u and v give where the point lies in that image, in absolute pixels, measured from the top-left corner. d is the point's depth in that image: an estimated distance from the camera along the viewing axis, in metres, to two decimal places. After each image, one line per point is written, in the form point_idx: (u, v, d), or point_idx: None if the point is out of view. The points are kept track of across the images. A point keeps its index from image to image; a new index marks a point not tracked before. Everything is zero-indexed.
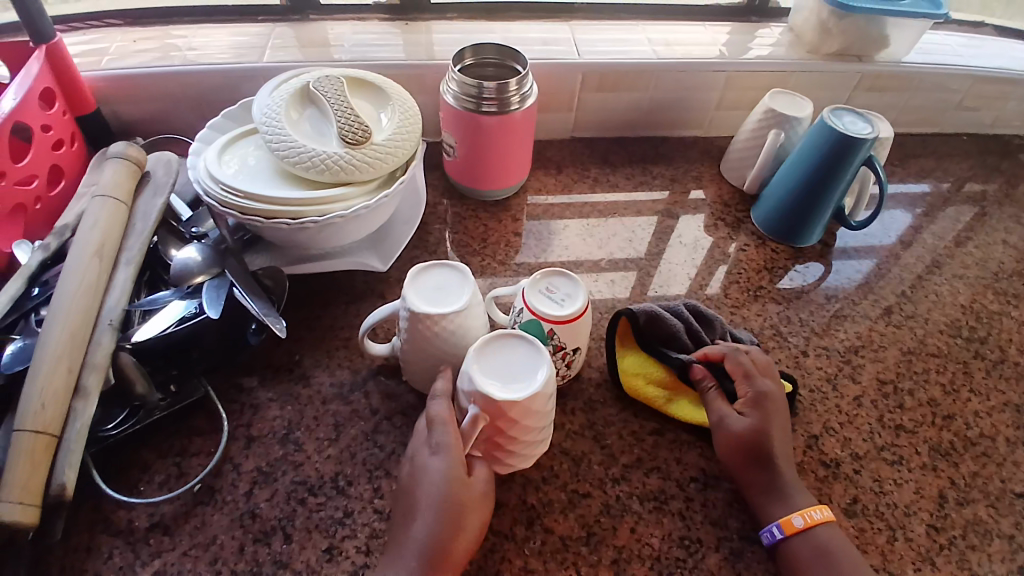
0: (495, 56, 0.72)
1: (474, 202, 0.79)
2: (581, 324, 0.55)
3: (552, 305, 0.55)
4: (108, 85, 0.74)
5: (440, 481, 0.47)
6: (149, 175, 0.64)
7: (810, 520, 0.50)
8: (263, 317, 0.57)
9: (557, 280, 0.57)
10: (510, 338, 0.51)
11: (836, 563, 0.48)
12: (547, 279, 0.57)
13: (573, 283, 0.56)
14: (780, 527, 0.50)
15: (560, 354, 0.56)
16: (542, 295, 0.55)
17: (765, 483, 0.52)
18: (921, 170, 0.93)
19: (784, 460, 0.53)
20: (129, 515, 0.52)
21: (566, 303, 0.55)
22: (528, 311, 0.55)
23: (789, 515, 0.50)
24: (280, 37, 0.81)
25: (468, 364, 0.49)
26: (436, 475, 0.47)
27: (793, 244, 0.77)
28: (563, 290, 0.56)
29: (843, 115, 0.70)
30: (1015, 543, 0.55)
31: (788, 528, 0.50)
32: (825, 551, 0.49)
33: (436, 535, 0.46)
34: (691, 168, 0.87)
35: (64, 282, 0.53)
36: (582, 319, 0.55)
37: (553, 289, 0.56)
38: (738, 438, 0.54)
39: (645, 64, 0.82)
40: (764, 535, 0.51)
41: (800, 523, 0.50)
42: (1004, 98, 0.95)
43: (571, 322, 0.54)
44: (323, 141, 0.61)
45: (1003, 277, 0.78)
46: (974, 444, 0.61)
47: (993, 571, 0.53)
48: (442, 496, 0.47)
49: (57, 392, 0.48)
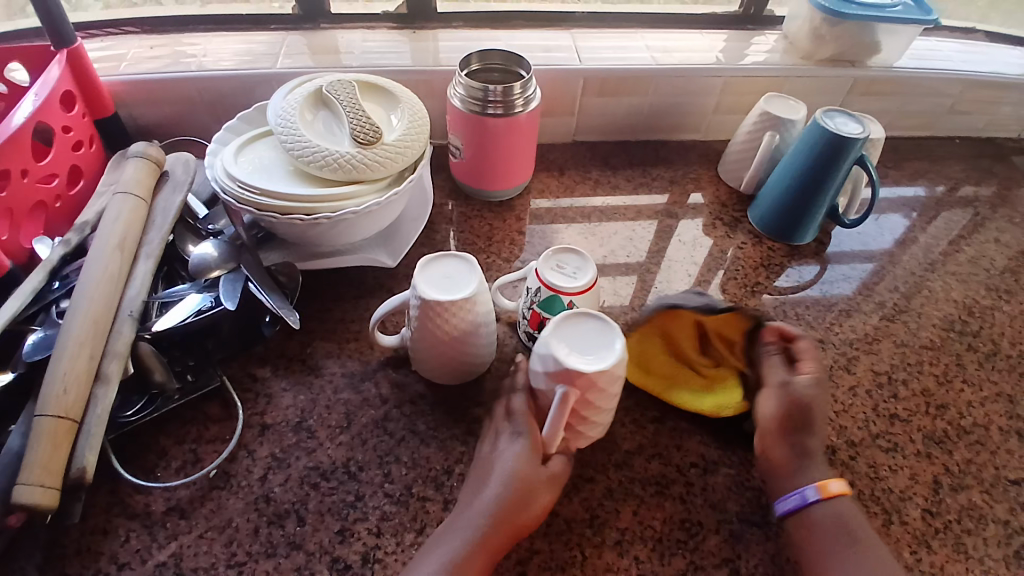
0: (500, 62, 0.75)
1: (479, 202, 0.81)
2: (592, 294, 0.59)
3: (566, 278, 0.59)
4: (126, 89, 0.77)
5: (511, 466, 0.51)
6: (168, 174, 0.67)
7: (845, 488, 0.52)
8: (277, 309, 0.59)
9: (565, 256, 0.61)
10: (592, 320, 0.52)
11: (860, 532, 0.50)
12: (557, 257, 0.61)
13: (581, 258, 0.61)
14: (817, 489, 0.51)
15: None
16: (554, 270, 0.59)
17: (793, 455, 0.54)
18: (914, 173, 0.95)
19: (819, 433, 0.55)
20: (146, 499, 0.53)
21: (578, 276, 0.59)
22: (545, 288, 0.59)
23: (826, 481, 0.52)
24: (292, 45, 0.84)
25: (549, 335, 0.51)
26: (510, 454, 0.52)
27: (789, 242, 0.80)
28: (573, 265, 0.60)
29: (836, 116, 0.72)
30: (1010, 528, 0.56)
31: (824, 492, 0.51)
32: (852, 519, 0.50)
33: (493, 514, 0.49)
34: (690, 170, 0.89)
35: (87, 274, 0.55)
36: (592, 291, 0.59)
37: (562, 265, 0.60)
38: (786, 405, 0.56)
39: (645, 69, 0.85)
40: (786, 500, 0.52)
41: (835, 488, 0.51)
42: (996, 102, 0.98)
43: (587, 291, 0.58)
44: (336, 142, 0.64)
45: (996, 274, 0.81)
46: (968, 433, 0.63)
47: (989, 555, 0.54)
48: (508, 479, 0.50)
49: (79, 378, 0.50)
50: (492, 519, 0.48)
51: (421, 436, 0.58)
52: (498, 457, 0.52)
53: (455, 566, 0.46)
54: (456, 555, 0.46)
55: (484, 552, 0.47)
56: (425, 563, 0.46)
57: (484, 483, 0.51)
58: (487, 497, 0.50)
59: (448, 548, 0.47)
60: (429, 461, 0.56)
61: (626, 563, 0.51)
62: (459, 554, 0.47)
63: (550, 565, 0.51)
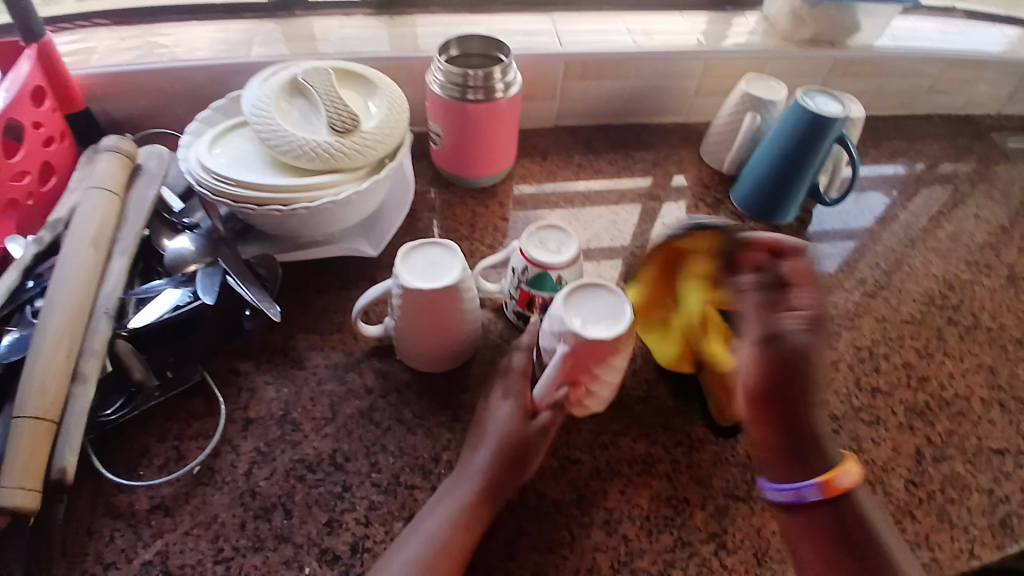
0: (479, 47, 0.74)
1: (461, 189, 0.81)
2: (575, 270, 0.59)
3: (549, 255, 0.59)
4: (98, 83, 0.75)
5: (502, 428, 0.53)
6: (141, 168, 0.66)
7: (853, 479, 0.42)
8: (257, 302, 0.58)
9: (548, 233, 0.61)
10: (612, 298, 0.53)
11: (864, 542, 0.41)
12: (539, 234, 0.60)
13: (563, 234, 0.61)
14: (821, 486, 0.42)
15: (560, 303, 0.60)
16: (538, 248, 0.59)
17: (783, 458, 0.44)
18: (894, 151, 0.96)
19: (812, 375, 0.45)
20: (130, 498, 0.52)
21: (561, 252, 0.59)
22: (530, 267, 0.58)
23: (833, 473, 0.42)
24: (267, 33, 0.82)
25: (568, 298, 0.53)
26: (503, 415, 0.54)
27: (771, 222, 0.80)
28: (555, 241, 0.60)
29: (816, 96, 0.72)
30: (994, 497, 0.57)
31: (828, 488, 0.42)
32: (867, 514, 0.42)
33: (487, 473, 0.51)
34: (672, 153, 0.89)
35: (61, 271, 0.54)
36: (573, 268, 0.59)
37: (545, 242, 0.60)
38: (770, 362, 0.43)
39: (625, 53, 0.84)
40: (781, 488, 0.43)
41: (843, 483, 0.42)
42: (974, 80, 0.98)
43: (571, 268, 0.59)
44: (312, 130, 0.63)
45: (976, 250, 0.81)
46: (949, 404, 0.64)
47: (973, 524, 0.55)
48: (499, 440, 0.53)
49: (56, 378, 0.49)
50: (485, 478, 0.51)
51: (407, 424, 0.58)
52: (491, 418, 0.55)
53: (453, 521, 0.48)
54: (453, 513, 0.49)
55: (479, 509, 0.50)
56: (426, 521, 0.49)
57: (478, 445, 0.53)
58: (481, 458, 0.52)
59: (446, 506, 0.50)
60: (416, 450, 0.56)
61: (615, 543, 0.52)
62: (456, 511, 0.49)
63: (539, 548, 0.51)
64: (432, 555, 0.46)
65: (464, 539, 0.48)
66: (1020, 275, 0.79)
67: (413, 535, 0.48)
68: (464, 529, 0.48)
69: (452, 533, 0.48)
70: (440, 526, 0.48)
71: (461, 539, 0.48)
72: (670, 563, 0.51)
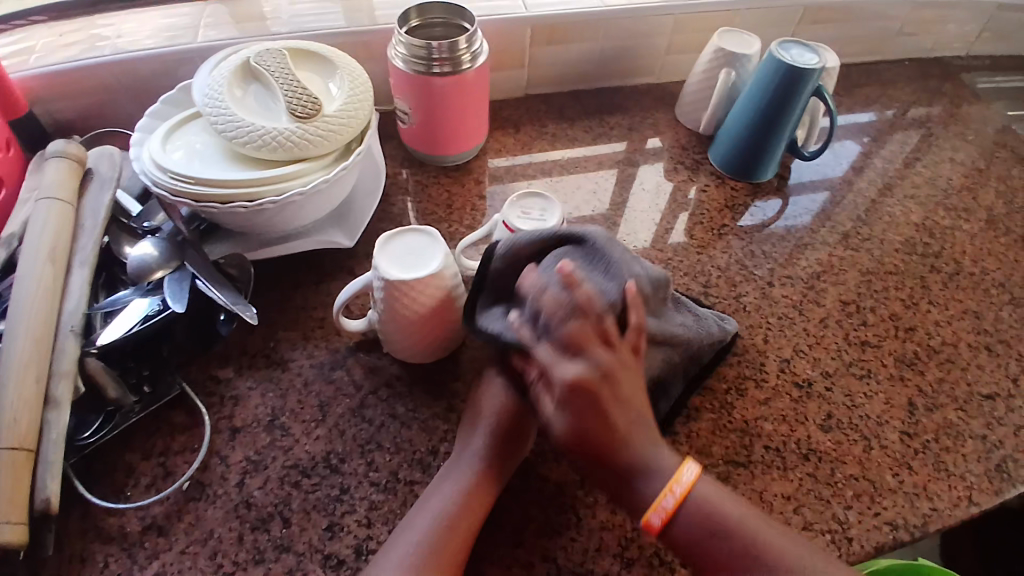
0: (440, 14, 0.70)
1: (434, 168, 0.78)
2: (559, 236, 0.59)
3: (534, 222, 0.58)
4: (40, 84, 0.70)
5: (497, 404, 0.53)
6: (92, 172, 0.61)
7: (665, 512, 0.46)
8: (232, 306, 0.55)
9: (529, 201, 0.60)
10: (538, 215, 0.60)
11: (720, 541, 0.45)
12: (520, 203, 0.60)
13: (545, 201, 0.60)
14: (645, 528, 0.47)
15: None
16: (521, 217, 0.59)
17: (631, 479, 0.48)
18: (867, 98, 0.95)
19: (624, 421, 0.47)
20: (120, 521, 0.50)
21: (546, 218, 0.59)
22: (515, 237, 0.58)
23: (645, 515, 0.47)
24: (212, 14, 0.77)
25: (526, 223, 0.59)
26: (499, 389, 0.54)
27: (751, 181, 0.79)
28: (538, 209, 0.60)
29: (790, 47, 0.70)
30: (988, 443, 0.58)
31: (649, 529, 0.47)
32: (707, 515, 0.46)
33: (487, 449, 0.51)
34: (647, 116, 0.87)
35: (20, 290, 0.51)
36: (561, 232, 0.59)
37: (528, 210, 0.59)
38: (566, 440, 0.48)
39: (592, 13, 0.81)
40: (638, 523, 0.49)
41: (657, 520, 0.46)
42: (943, 20, 0.97)
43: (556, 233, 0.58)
44: (272, 118, 0.59)
45: (954, 194, 0.82)
46: (937, 352, 0.64)
47: (970, 471, 0.56)
48: (495, 417, 0.53)
49: (28, 407, 0.46)
50: (485, 455, 0.51)
51: (401, 419, 0.56)
52: (486, 395, 0.55)
53: (458, 497, 0.48)
54: (456, 489, 0.49)
55: (483, 485, 0.49)
56: (431, 500, 0.48)
57: (475, 423, 0.53)
58: (479, 435, 0.52)
59: (449, 484, 0.49)
60: (412, 444, 0.55)
61: (621, 521, 0.51)
62: (459, 488, 0.49)
63: (545, 533, 0.51)
64: (441, 531, 0.46)
65: (471, 514, 0.48)
66: (997, 216, 0.79)
67: (418, 513, 0.48)
68: (470, 505, 0.48)
69: (458, 509, 0.48)
70: (445, 503, 0.48)
71: (468, 515, 0.48)
72: None
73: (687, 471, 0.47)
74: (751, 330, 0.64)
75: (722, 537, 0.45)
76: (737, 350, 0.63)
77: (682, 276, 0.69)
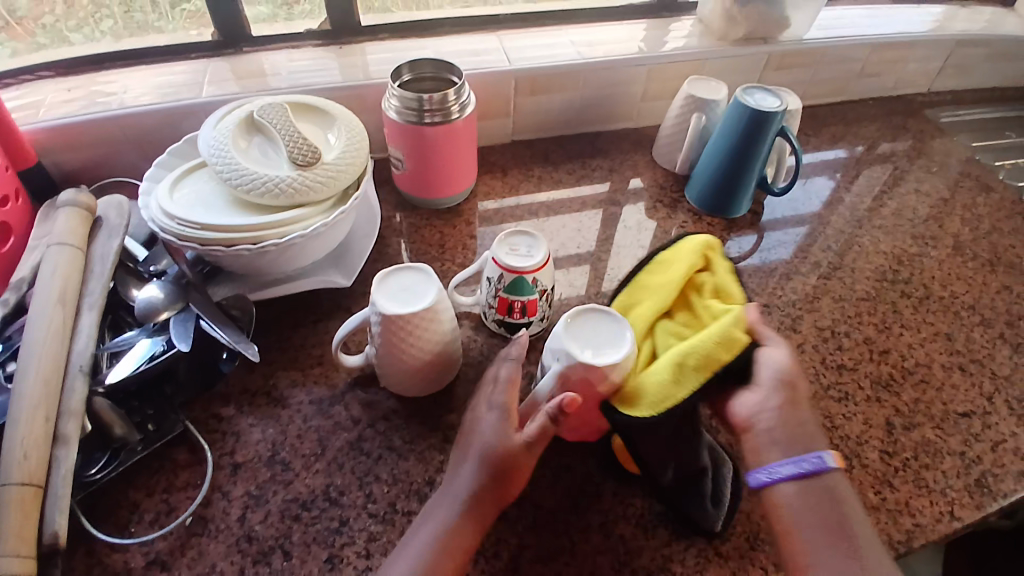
0: (430, 70, 0.75)
1: (427, 211, 0.82)
2: (547, 270, 0.62)
3: (523, 258, 0.61)
4: (48, 137, 0.73)
5: (488, 439, 0.52)
6: (101, 220, 0.64)
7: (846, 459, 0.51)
8: (234, 344, 0.57)
9: (517, 239, 0.64)
10: (519, 247, 0.63)
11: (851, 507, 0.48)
12: (509, 241, 0.63)
13: (530, 237, 0.64)
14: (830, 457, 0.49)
15: (545, 297, 0.64)
16: (509, 253, 0.62)
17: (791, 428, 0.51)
18: (834, 136, 1.01)
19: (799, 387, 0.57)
20: (123, 557, 0.51)
21: (533, 253, 0.62)
22: (508, 273, 0.61)
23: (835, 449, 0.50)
24: (214, 72, 0.82)
25: (506, 256, 0.61)
26: (489, 428, 0.53)
27: (726, 216, 0.83)
28: (525, 245, 0.63)
29: (755, 92, 0.76)
30: (966, 459, 0.61)
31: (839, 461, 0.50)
32: (844, 493, 0.49)
33: (472, 491, 0.50)
34: (627, 158, 0.92)
35: (30, 332, 0.53)
36: (547, 267, 0.62)
37: (516, 247, 0.63)
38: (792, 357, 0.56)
39: (572, 65, 0.87)
40: (782, 472, 0.49)
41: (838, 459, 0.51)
42: (901, 61, 1.05)
43: (545, 266, 0.62)
44: (274, 167, 0.63)
45: (920, 224, 0.86)
46: (912, 373, 0.68)
47: (950, 486, 0.58)
48: (484, 455, 0.51)
49: (38, 441, 0.48)
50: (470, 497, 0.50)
51: (398, 451, 0.58)
52: (481, 428, 0.53)
53: (440, 543, 0.48)
54: (437, 535, 0.49)
55: (461, 534, 0.49)
56: (413, 545, 0.49)
57: (462, 465, 0.52)
58: (466, 474, 0.51)
59: (430, 530, 0.49)
60: (410, 475, 0.57)
61: (613, 544, 0.53)
62: (440, 534, 0.49)
63: (540, 557, 0.52)
64: None
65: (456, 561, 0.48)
66: (963, 243, 0.84)
67: (399, 560, 0.48)
68: (449, 556, 0.48)
69: (436, 561, 0.47)
70: (426, 548, 0.48)
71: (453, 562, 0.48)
72: (668, 557, 0.53)
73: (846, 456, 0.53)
74: None
75: (848, 511, 0.48)
76: None
77: None
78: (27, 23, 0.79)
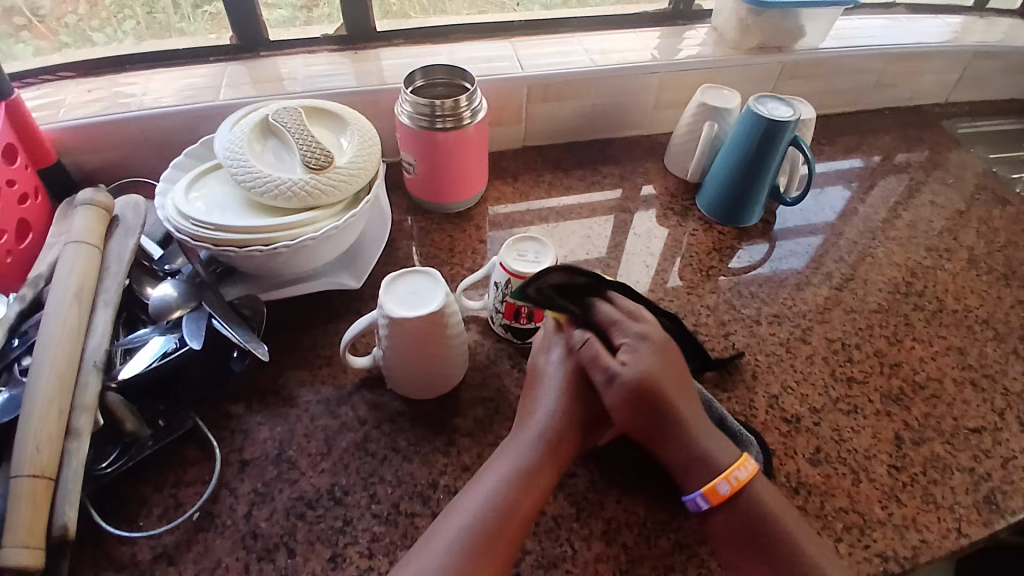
0: (443, 76, 0.76)
1: (437, 215, 0.82)
2: None
3: (529, 264, 0.62)
4: (67, 136, 0.75)
5: (549, 418, 0.53)
6: (118, 219, 0.65)
7: (736, 483, 0.49)
8: (246, 344, 0.58)
9: (524, 244, 0.64)
10: (525, 252, 0.63)
11: (771, 528, 0.48)
12: (517, 247, 0.64)
13: (538, 244, 0.64)
14: (706, 497, 0.49)
15: None
16: (516, 259, 0.62)
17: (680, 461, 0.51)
18: (849, 146, 1.00)
19: (684, 402, 0.52)
20: (131, 549, 0.52)
21: (540, 260, 0.62)
22: (513, 279, 0.62)
23: (713, 483, 0.49)
24: (232, 76, 0.83)
25: (512, 262, 0.62)
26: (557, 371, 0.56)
27: (737, 225, 0.83)
28: (532, 251, 0.63)
29: (767, 102, 0.75)
30: (976, 475, 0.60)
31: (713, 498, 0.49)
32: (757, 510, 0.49)
33: (529, 464, 0.51)
34: (638, 166, 0.92)
35: (47, 328, 0.54)
36: None
37: (523, 253, 0.63)
38: (631, 387, 0.51)
39: (583, 73, 0.87)
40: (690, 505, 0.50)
41: (726, 489, 0.49)
42: (919, 71, 1.04)
43: None
44: (287, 170, 0.64)
45: (935, 236, 0.85)
46: (923, 387, 0.67)
47: (959, 503, 0.58)
48: (545, 432, 0.52)
49: (51, 436, 0.49)
50: (526, 470, 0.50)
51: (403, 453, 0.59)
52: (541, 406, 0.54)
53: (492, 512, 0.48)
54: (492, 505, 0.48)
55: (533, 475, 0.50)
56: (477, 495, 0.49)
57: (530, 412, 0.55)
58: (521, 447, 0.52)
59: (482, 498, 0.48)
60: (413, 477, 0.57)
61: (615, 552, 0.53)
62: (495, 501, 0.48)
63: (542, 563, 0.52)
64: (485, 540, 0.47)
65: (509, 533, 0.47)
66: (978, 256, 0.83)
67: (449, 528, 0.47)
68: (521, 497, 0.49)
69: (509, 502, 0.48)
70: (479, 516, 0.47)
71: (507, 534, 0.47)
72: (670, 566, 0.52)
73: (745, 466, 0.50)
74: (741, 367, 0.67)
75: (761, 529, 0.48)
76: (725, 387, 0.65)
77: (673, 315, 0.72)
78: (51, 22, 0.79)
